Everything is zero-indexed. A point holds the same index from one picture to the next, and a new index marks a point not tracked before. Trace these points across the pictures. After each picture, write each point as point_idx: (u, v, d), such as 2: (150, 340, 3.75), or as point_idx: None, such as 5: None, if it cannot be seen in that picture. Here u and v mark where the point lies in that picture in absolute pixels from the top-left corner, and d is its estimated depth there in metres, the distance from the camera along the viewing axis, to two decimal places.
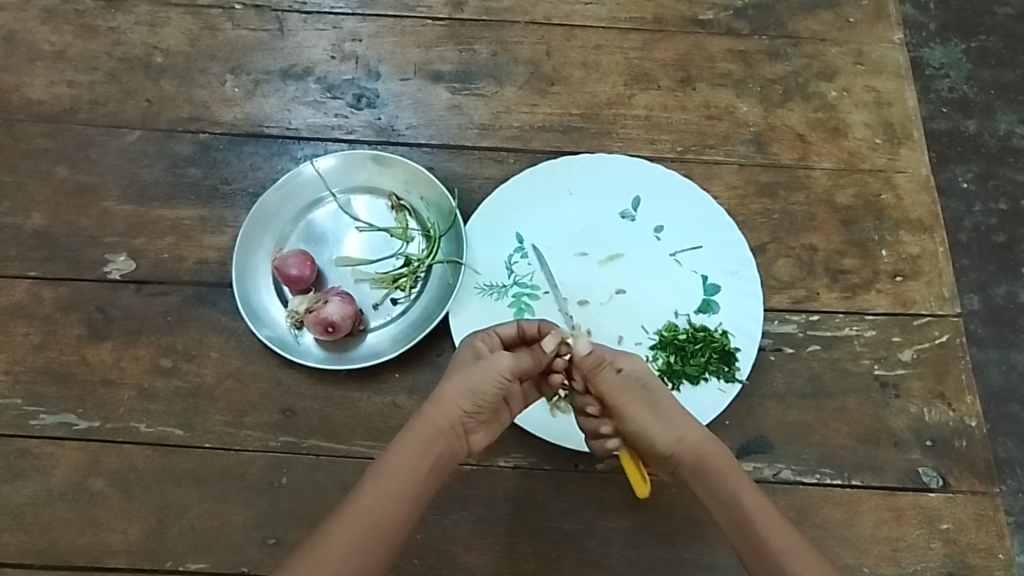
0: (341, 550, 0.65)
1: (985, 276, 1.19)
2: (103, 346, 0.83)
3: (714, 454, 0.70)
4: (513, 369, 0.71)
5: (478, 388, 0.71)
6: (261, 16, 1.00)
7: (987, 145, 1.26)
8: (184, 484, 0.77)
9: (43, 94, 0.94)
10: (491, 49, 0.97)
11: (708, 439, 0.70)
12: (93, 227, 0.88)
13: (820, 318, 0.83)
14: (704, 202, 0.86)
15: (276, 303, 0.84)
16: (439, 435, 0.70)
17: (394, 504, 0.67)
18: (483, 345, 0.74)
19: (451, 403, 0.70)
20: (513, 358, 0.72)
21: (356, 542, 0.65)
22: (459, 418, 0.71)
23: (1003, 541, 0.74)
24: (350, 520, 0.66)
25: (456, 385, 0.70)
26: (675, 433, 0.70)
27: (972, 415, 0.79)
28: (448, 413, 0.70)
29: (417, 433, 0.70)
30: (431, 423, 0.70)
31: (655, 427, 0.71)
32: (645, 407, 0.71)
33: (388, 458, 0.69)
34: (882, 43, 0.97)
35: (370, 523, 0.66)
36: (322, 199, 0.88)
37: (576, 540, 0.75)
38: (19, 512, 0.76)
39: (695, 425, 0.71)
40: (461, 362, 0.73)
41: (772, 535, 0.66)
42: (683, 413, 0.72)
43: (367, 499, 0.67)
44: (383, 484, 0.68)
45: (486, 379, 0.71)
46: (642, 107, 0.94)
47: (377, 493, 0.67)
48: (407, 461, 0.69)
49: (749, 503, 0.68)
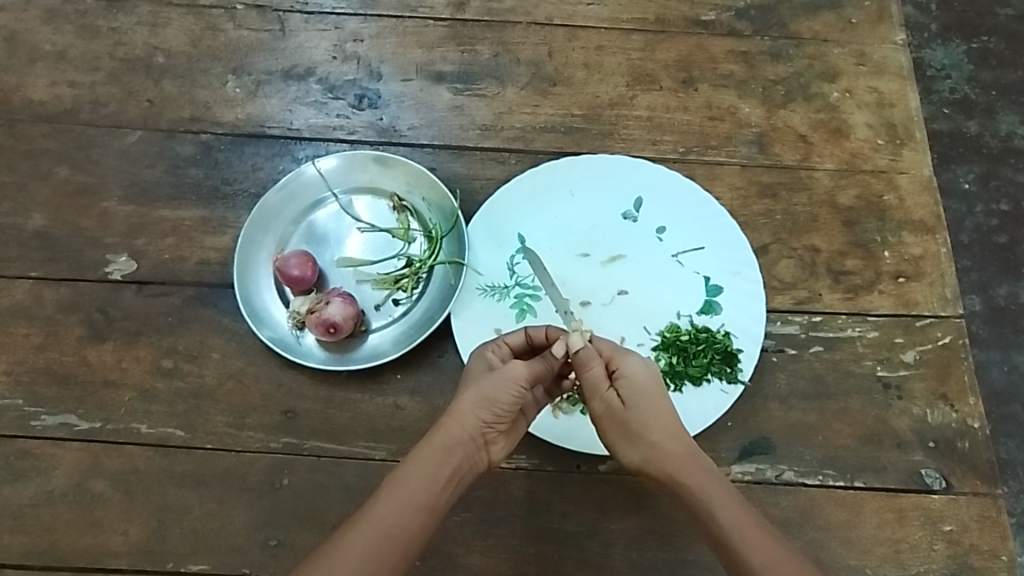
0: (354, 556, 0.65)
1: (986, 277, 1.19)
2: (104, 347, 0.83)
3: (683, 474, 0.70)
4: (529, 377, 0.72)
5: (495, 398, 0.71)
6: (263, 17, 1.00)
7: (988, 146, 1.26)
8: (185, 485, 0.77)
9: (44, 95, 0.94)
10: (492, 50, 0.97)
11: (677, 458, 0.70)
12: (94, 228, 0.88)
13: (822, 319, 0.83)
14: (707, 202, 0.86)
15: (277, 304, 0.84)
16: (456, 445, 0.70)
17: (408, 513, 0.67)
18: (494, 356, 0.75)
19: (469, 413, 0.71)
20: (526, 367, 0.72)
21: (369, 550, 0.66)
22: (478, 428, 0.71)
23: (1005, 542, 0.74)
24: (364, 529, 0.66)
25: (472, 396, 0.71)
26: (640, 453, 0.71)
27: (974, 417, 0.78)
28: (466, 423, 0.71)
29: (435, 442, 0.70)
30: (449, 433, 0.70)
31: (621, 445, 0.71)
32: (616, 424, 0.71)
33: (404, 470, 0.69)
34: (884, 44, 0.97)
35: (385, 533, 0.66)
36: (323, 200, 0.88)
37: (578, 541, 0.75)
38: (19, 513, 0.76)
39: (666, 443, 0.70)
40: (476, 373, 0.74)
41: (748, 549, 0.66)
42: (657, 429, 0.70)
43: (381, 508, 0.67)
44: (398, 493, 0.68)
45: (503, 389, 0.71)
46: (645, 108, 0.94)
47: (392, 501, 0.68)
48: (423, 471, 0.69)
49: (723, 519, 0.67)
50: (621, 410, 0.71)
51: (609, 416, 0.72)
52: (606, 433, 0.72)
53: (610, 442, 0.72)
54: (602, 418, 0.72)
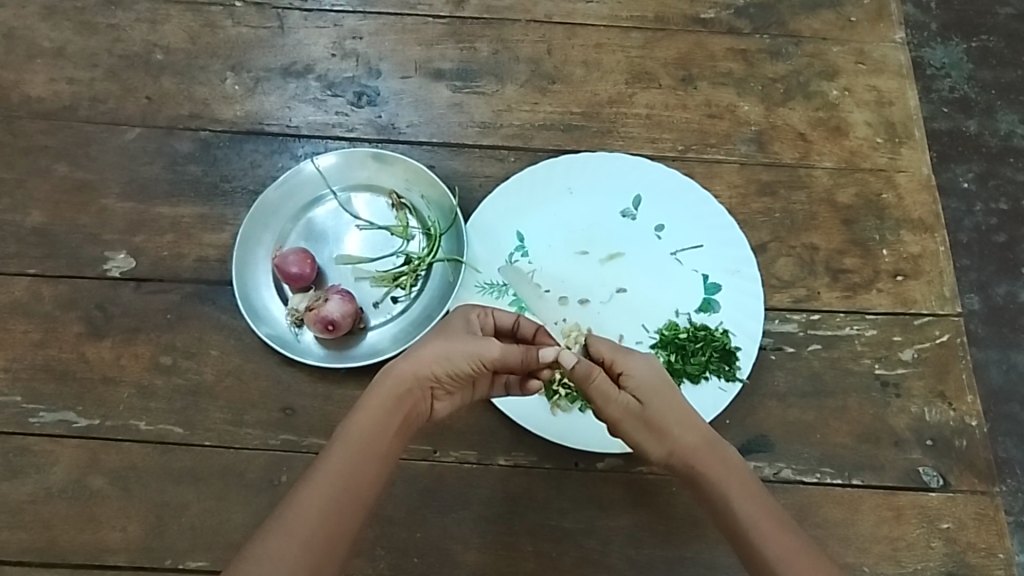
0: (312, 512, 0.63)
1: (985, 276, 1.19)
2: (103, 344, 0.83)
3: (704, 466, 0.69)
4: (498, 357, 0.69)
5: (456, 360, 0.69)
6: (262, 13, 1.00)
7: (987, 145, 1.26)
8: (183, 482, 0.77)
9: (43, 91, 0.94)
10: (491, 48, 0.97)
11: (697, 448, 0.69)
12: (92, 225, 0.88)
13: (820, 317, 0.83)
14: (705, 200, 0.86)
15: (276, 301, 0.84)
16: (407, 394, 0.68)
17: (361, 465, 0.65)
18: (478, 321, 0.74)
19: (428, 368, 0.68)
20: (501, 349, 0.69)
21: (326, 505, 0.63)
22: (429, 381, 0.69)
23: (1003, 540, 0.74)
24: (319, 485, 0.64)
25: (434, 350, 0.68)
26: (663, 449, 0.69)
27: (972, 415, 0.79)
28: (421, 375, 0.68)
29: (388, 391, 0.68)
30: (401, 380, 0.68)
31: (645, 443, 0.70)
32: (636, 424, 0.70)
33: (357, 419, 0.67)
34: (883, 43, 0.97)
35: (340, 488, 0.64)
36: (322, 197, 0.88)
37: (577, 539, 0.75)
38: (18, 510, 0.76)
39: (686, 435, 0.69)
40: (451, 330, 0.72)
41: (767, 542, 0.64)
42: (676, 422, 0.69)
43: (335, 462, 0.65)
44: (352, 444, 0.66)
45: (467, 356, 0.69)
46: (643, 106, 0.94)
47: (347, 455, 0.65)
48: (375, 419, 0.67)
49: (741, 512, 0.66)
50: (637, 410, 0.70)
51: (627, 418, 0.70)
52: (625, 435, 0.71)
53: (632, 442, 0.70)
54: (621, 421, 0.70)
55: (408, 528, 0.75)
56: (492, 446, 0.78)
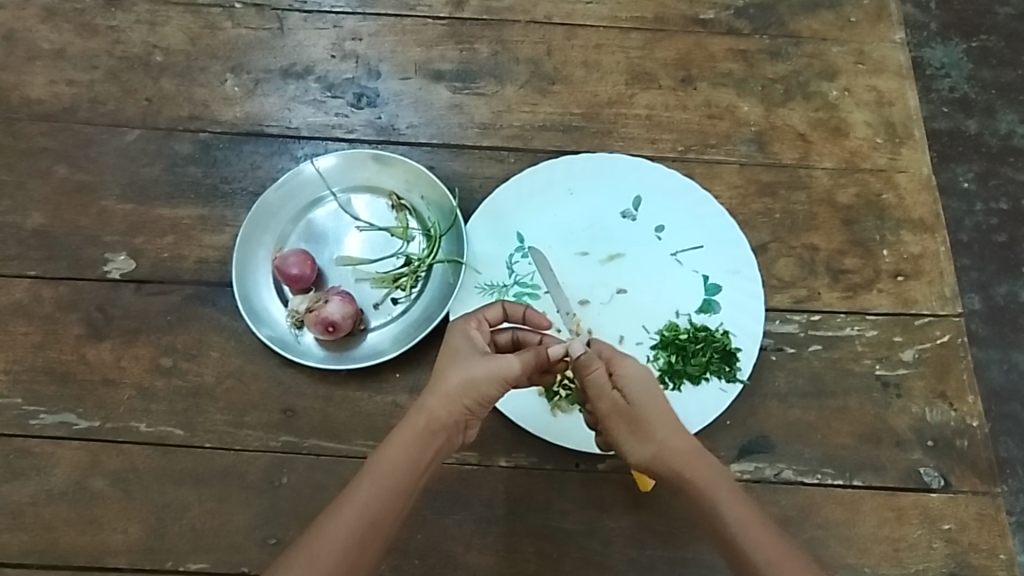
0: (336, 544, 0.63)
1: (985, 276, 1.19)
2: (103, 346, 0.82)
3: (691, 472, 0.68)
4: (519, 372, 0.70)
5: (485, 388, 0.69)
6: (262, 15, 1.00)
7: (987, 145, 1.26)
8: (183, 484, 0.77)
9: (42, 93, 0.94)
10: (491, 49, 0.97)
11: (683, 455, 0.68)
12: (92, 226, 0.88)
13: (821, 318, 0.83)
14: (705, 201, 0.86)
15: (276, 303, 0.84)
16: (440, 430, 0.68)
17: (390, 498, 0.65)
18: (477, 334, 0.73)
19: (456, 397, 0.68)
20: (522, 361, 0.69)
21: (352, 538, 0.63)
22: (462, 414, 0.69)
23: (1004, 540, 0.74)
24: (345, 517, 0.64)
25: (459, 378, 0.69)
26: (649, 450, 0.69)
27: (972, 415, 0.79)
28: (452, 408, 0.69)
29: (419, 425, 0.68)
30: (435, 416, 0.68)
31: (629, 442, 0.70)
32: (623, 422, 0.70)
33: (385, 453, 0.67)
34: (883, 43, 0.97)
35: (366, 521, 0.64)
36: (322, 199, 0.87)
37: (578, 540, 0.75)
38: (18, 513, 0.76)
39: (673, 441, 0.68)
40: (465, 352, 0.71)
41: (756, 547, 0.64)
42: (663, 427, 0.69)
43: (363, 495, 0.65)
44: (381, 479, 0.66)
45: (493, 379, 0.69)
46: (643, 107, 0.94)
47: (374, 490, 0.65)
48: (404, 454, 0.67)
49: (729, 517, 0.66)
50: (626, 408, 0.70)
51: (614, 414, 0.70)
52: (611, 431, 0.71)
53: (617, 440, 0.70)
54: (608, 417, 0.70)
55: (409, 528, 0.75)
56: (493, 447, 0.78)
